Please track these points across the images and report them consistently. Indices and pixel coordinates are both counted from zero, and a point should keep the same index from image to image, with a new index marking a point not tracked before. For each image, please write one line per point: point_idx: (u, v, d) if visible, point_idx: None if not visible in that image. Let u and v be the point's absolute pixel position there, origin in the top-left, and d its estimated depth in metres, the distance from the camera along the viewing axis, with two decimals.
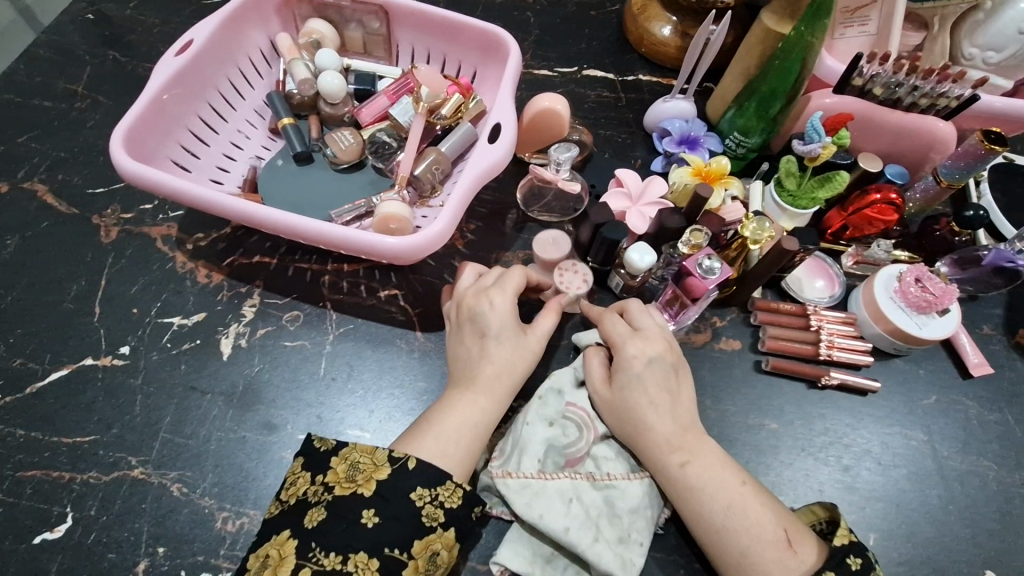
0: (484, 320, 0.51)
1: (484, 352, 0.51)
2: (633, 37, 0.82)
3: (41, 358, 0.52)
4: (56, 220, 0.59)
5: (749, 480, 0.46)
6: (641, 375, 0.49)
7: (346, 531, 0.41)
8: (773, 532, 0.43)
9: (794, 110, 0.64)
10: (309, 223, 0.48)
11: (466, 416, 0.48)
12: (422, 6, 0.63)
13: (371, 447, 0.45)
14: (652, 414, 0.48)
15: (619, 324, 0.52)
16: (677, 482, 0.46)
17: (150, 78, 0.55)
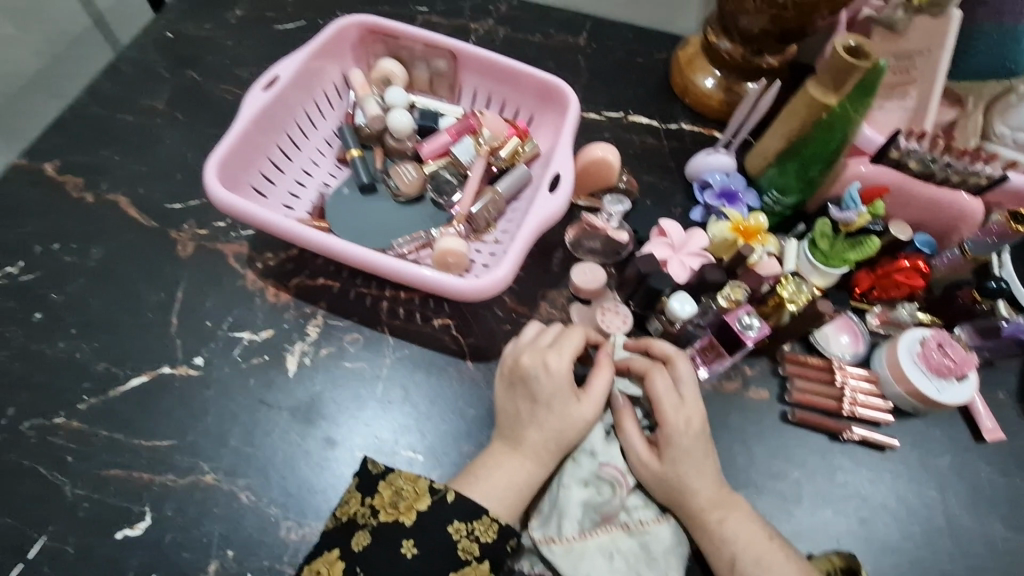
0: (536, 386, 0.54)
1: (533, 418, 0.53)
2: (678, 87, 0.86)
3: (123, 364, 0.56)
4: (138, 232, 0.63)
5: (777, 535, 0.51)
6: (686, 445, 0.52)
7: (388, 558, 0.46)
8: None
9: (832, 174, 0.67)
10: (383, 261, 0.52)
11: (510, 476, 0.51)
12: (489, 54, 0.67)
13: (414, 477, 0.49)
14: (697, 479, 0.52)
15: (668, 392, 0.54)
16: (716, 540, 0.50)
17: (239, 111, 0.59)
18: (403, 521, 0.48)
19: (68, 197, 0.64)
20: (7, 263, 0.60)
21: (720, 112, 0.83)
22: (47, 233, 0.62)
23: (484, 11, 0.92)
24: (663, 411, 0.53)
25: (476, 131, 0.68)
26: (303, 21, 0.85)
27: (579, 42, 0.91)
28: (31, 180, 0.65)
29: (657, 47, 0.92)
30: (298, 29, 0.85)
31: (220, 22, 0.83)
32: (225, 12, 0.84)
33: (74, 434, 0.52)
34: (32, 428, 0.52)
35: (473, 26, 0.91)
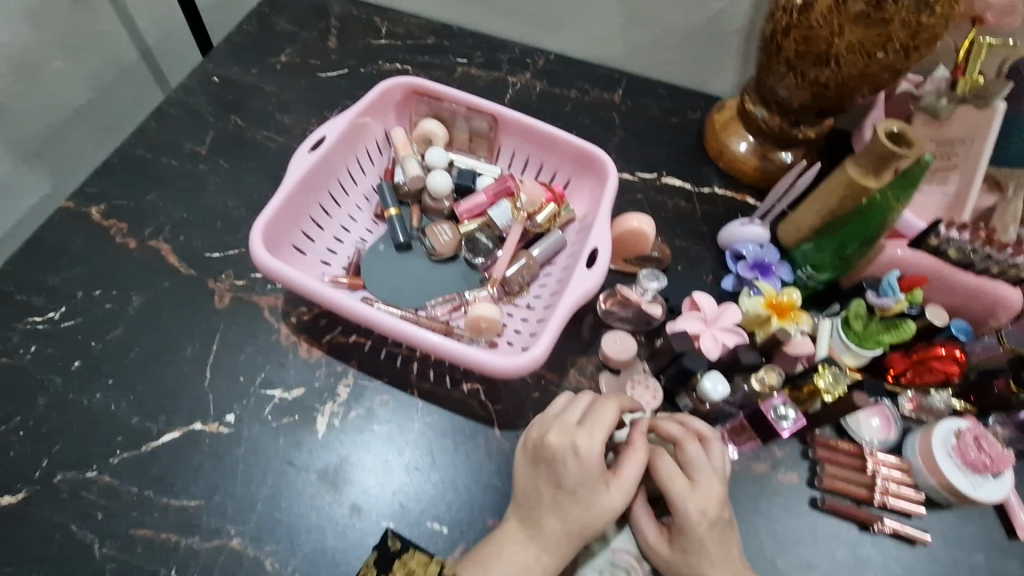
0: (562, 470, 0.51)
1: (553, 502, 0.51)
2: (712, 149, 0.86)
3: (157, 418, 0.56)
4: (177, 280, 0.64)
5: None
6: (705, 538, 0.51)
7: None
8: None
9: (868, 256, 0.67)
10: (421, 334, 0.53)
11: (525, 561, 0.50)
12: (530, 120, 0.68)
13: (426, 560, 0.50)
14: (716, 575, 0.51)
15: (684, 482, 0.52)
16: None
17: (286, 172, 0.60)
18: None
19: (111, 242, 0.66)
20: (49, 308, 0.60)
21: (753, 178, 0.84)
22: (89, 278, 0.63)
23: (522, 64, 0.94)
24: (677, 501, 0.51)
25: (513, 195, 0.68)
26: (345, 70, 0.88)
27: (615, 99, 0.92)
28: (77, 224, 0.66)
29: (691, 107, 0.93)
30: (340, 77, 0.87)
31: (265, 68, 0.85)
32: (270, 58, 0.86)
33: (105, 489, 0.53)
34: (64, 481, 0.52)
35: (510, 79, 0.93)
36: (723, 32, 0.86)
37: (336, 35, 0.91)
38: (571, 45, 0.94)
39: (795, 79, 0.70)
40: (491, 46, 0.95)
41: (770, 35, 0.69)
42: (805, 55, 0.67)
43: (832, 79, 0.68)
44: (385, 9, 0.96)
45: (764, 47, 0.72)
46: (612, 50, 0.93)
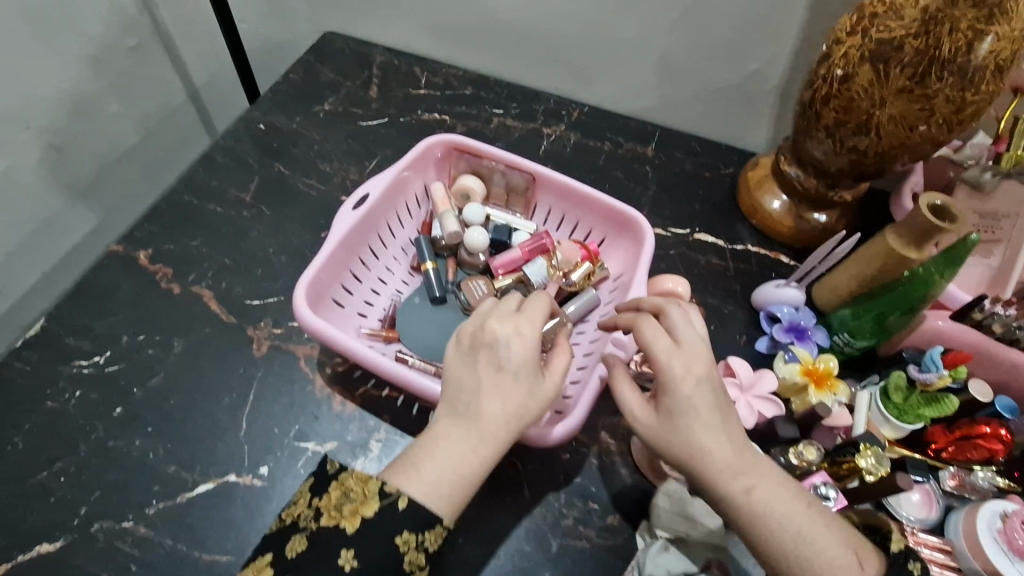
0: (504, 351, 0.49)
1: (493, 388, 0.48)
2: (745, 207, 0.86)
3: (193, 468, 0.57)
4: (217, 327, 0.66)
5: (816, 504, 0.47)
6: (690, 399, 0.47)
7: (323, 564, 0.44)
8: (845, 557, 0.44)
9: (909, 324, 0.66)
10: None
11: (468, 456, 0.47)
12: (569, 180, 0.70)
13: (364, 477, 0.46)
14: (710, 439, 0.47)
15: (671, 344, 0.49)
16: (746, 512, 0.46)
17: (331, 229, 0.62)
18: (344, 527, 0.45)
19: (156, 287, 0.67)
20: (94, 352, 0.62)
21: (787, 236, 0.83)
22: (134, 323, 0.65)
23: (557, 115, 0.96)
24: (665, 365, 0.48)
25: (549, 252, 0.69)
26: (385, 118, 0.90)
27: (648, 152, 0.93)
28: (125, 268, 0.68)
29: (724, 161, 0.93)
30: (380, 126, 0.89)
31: (309, 116, 0.88)
32: (314, 106, 0.89)
33: (139, 540, 0.53)
34: (100, 530, 0.53)
35: (545, 130, 0.94)
36: (758, 90, 0.87)
37: (377, 84, 0.94)
38: (606, 98, 0.96)
39: (833, 145, 0.71)
40: (527, 97, 0.97)
41: (809, 101, 0.70)
42: (845, 123, 0.67)
43: (871, 148, 0.68)
44: (425, 59, 0.99)
45: (802, 112, 0.72)
46: (646, 104, 0.95)
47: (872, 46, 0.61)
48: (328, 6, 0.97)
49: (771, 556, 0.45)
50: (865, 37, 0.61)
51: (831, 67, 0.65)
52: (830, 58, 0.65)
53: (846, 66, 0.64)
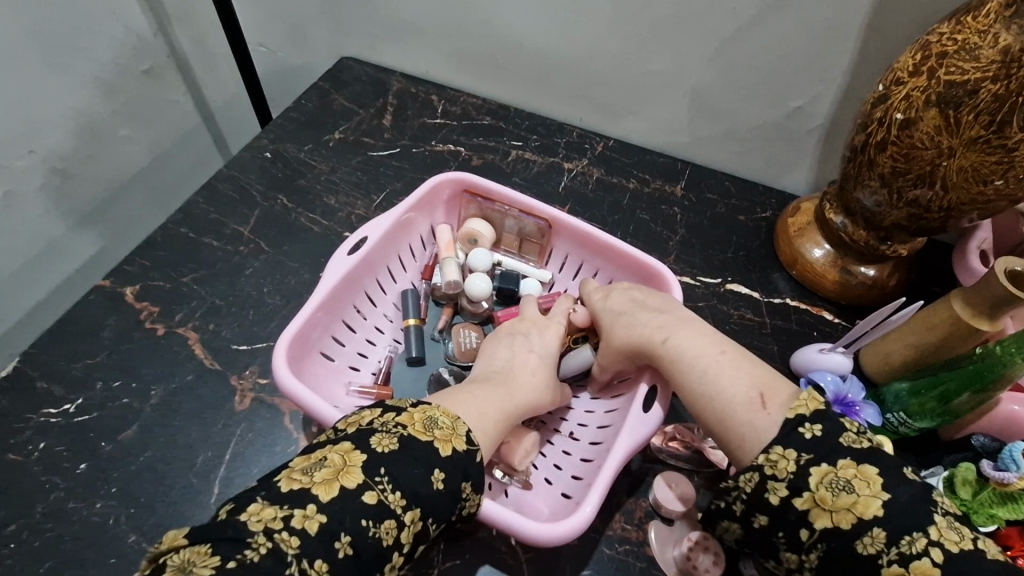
0: (536, 339, 0.60)
1: (529, 364, 0.57)
2: (784, 256, 0.78)
3: (156, 537, 0.51)
4: (200, 373, 0.61)
5: (726, 349, 0.53)
6: (601, 307, 0.61)
7: (417, 481, 0.43)
8: (746, 395, 0.49)
9: (981, 407, 0.57)
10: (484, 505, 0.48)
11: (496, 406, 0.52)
12: (591, 229, 0.65)
13: (453, 415, 0.48)
14: (623, 316, 0.59)
15: (594, 287, 0.64)
16: (662, 355, 0.55)
17: (324, 274, 0.57)
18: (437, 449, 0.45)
19: (140, 327, 0.63)
20: (67, 398, 0.58)
21: (831, 291, 0.75)
22: (112, 366, 0.60)
23: (580, 149, 0.90)
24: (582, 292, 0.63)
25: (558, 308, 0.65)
26: (397, 149, 0.86)
27: (677, 192, 0.86)
28: (110, 305, 0.64)
29: (761, 204, 0.86)
30: (391, 157, 0.85)
31: (318, 145, 0.84)
32: (324, 135, 0.85)
33: None
34: None
35: (567, 164, 0.88)
36: (801, 129, 0.80)
37: (392, 113, 0.90)
38: (633, 132, 0.90)
39: (889, 196, 0.63)
40: (549, 129, 0.92)
41: (860, 145, 0.62)
42: (903, 173, 0.60)
43: (933, 202, 0.60)
44: (443, 87, 0.95)
45: (852, 158, 0.65)
46: (677, 140, 0.88)
47: (940, 88, 0.54)
48: (346, 32, 0.94)
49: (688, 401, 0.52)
50: (932, 78, 0.54)
51: (890, 110, 0.58)
52: (888, 100, 0.58)
53: (907, 110, 0.56)
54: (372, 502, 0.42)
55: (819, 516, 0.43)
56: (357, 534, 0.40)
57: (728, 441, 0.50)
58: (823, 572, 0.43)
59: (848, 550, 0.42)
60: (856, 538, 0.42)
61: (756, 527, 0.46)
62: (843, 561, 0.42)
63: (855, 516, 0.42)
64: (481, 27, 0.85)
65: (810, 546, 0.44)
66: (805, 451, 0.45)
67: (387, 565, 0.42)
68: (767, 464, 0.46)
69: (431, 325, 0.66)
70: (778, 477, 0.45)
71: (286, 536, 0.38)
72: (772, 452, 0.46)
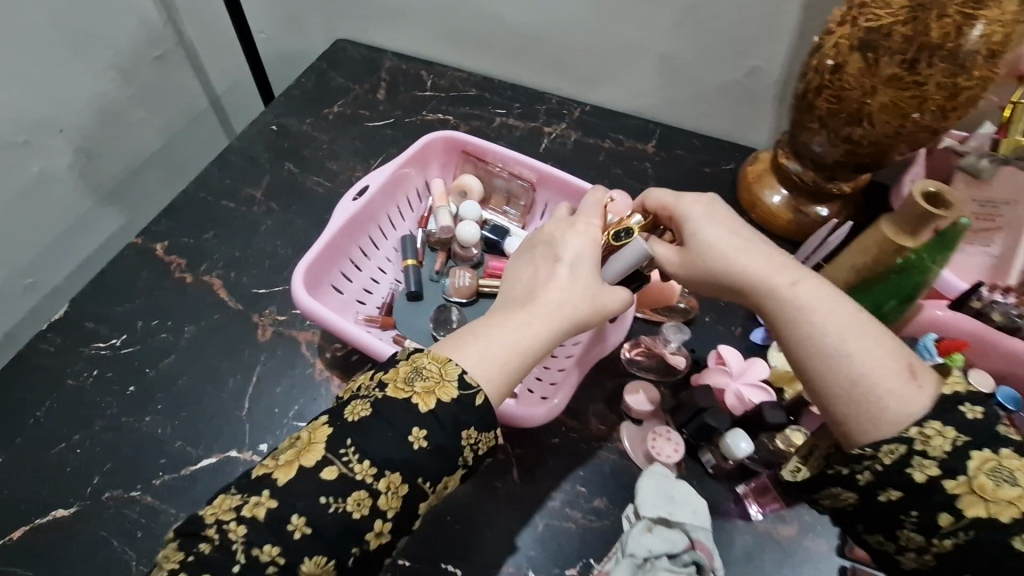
0: (560, 247, 0.56)
1: (553, 277, 0.54)
2: (745, 201, 0.87)
3: (198, 443, 0.60)
4: (225, 313, 0.69)
5: (864, 310, 0.47)
6: (707, 234, 0.53)
7: (389, 449, 0.44)
8: (897, 362, 0.43)
9: (906, 315, 0.65)
10: None
11: (523, 330, 0.51)
12: (566, 176, 0.72)
13: (442, 359, 0.47)
14: (740, 253, 0.51)
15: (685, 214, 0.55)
16: (787, 298, 0.48)
17: (330, 217, 0.65)
18: (417, 405, 0.46)
19: (170, 277, 0.72)
20: (112, 335, 0.66)
21: (787, 231, 0.83)
22: (149, 309, 0.69)
23: (559, 115, 0.98)
24: (680, 212, 0.55)
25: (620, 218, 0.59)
26: (391, 120, 0.94)
27: (648, 149, 0.94)
28: (143, 259, 0.73)
29: (726, 158, 0.94)
30: (386, 126, 0.93)
31: (319, 118, 0.92)
32: (324, 109, 0.93)
33: (146, 509, 0.56)
34: (111, 498, 0.57)
35: (547, 129, 0.97)
36: (759, 87, 0.87)
37: (385, 88, 0.98)
38: (608, 98, 0.98)
39: (828, 136, 0.71)
40: (530, 98, 0.99)
41: (802, 93, 0.70)
42: (837, 114, 0.68)
43: (865, 137, 0.68)
44: (432, 63, 1.03)
45: (797, 106, 0.73)
46: (648, 103, 0.96)
47: (861, 34, 0.61)
48: (340, 15, 1.02)
49: (816, 354, 0.45)
50: (854, 26, 0.62)
51: (823, 58, 0.66)
52: (821, 49, 0.66)
53: (836, 56, 0.64)
54: (331, 478, 0.43)
55: (972, 505, 0.39)
56: (313, 514, 0.42)
57: (859, 408, 0.43)
58: (953, 560, 0.41)
59: (1001, 544, 0.38)
60: (1014, 533, 0.38)
61: (883, 500, 0.43)
62: (988, 551, 0.39)
63: (1019, 512, 0.38)
64: (463, 5, 0.93)
65: (949, 532, 0.40)
66: (916, 404, 0.42)
67: (370, 534, 0.43)
68: (918, 439, 0.41)
69: (428, 267, 0.74)
70: (928, 453, 0.41)
71: (234, 525, 0.42)
72: (927, 427, 0.41)
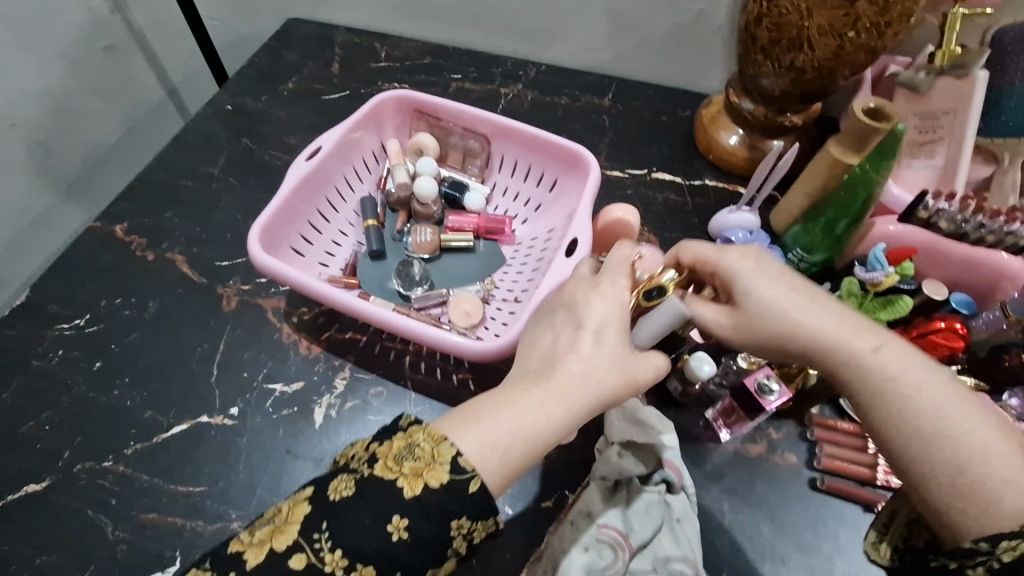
0: (583, 313, 0.49)
1: (574, 348, 0.47)
2: (702, 145, 0.87)
3: (167, 412, 0.60)
4: (189, 287, 0.69)
5: (949, 377, 0.45)
6: (767, 293, 0.49)
7: (365, 534, 0.39)
8: (997, 442, 0.41)
9: (858, 234, 0.67)
10: (423, 330, 0.56)
11: (536, 412, 0.44)
12: (518, 124, 0.72)
13: (437, 438, 0.42)
14: (807, 317, 0.47)
15: (734, 269, 0.50)
16: (868, 368, 0.45)
17: (284, 178, 0.66)
18: (403, 489, 0.40)
19: (132, 256, 0.71)
20: (76, 316, 0.66)
21: (744, 169, 0.84)
22: (111, 288, 0.69)
23: (515, 76, 0.98)
24: (727, 268, 0.50)
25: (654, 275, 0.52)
26: (347, 92, 0.94)
27: (605, 103, 0.95)
28: (103, 241, 0.73)
29: (682, 106, 0.95)
30: (342, 99, 0.93)
31: (273, 95, 0.92)
32: (278, 86, 0.93)
33: (119, 477, 0.57)
34: (83, 470, 0.57)
35: (503, 90, 0.97)
36: (707, 30, 0.88)
37: (339, 62, 0.98)
38: (562, 56, 0.98)
39: (773, 67, 0.72)
40: (485, 62, 1.00)
41: (745, 25, 0.71)
42: (778, 42, 0.69)
43: (808, 63, 0.69)
44: (385, 35, 1.02)
45: (743, 41, 0.74)
46: (602, 58, 0.96)
47: None
48: None
49: (911, 434, 0.43)
50: None
51: None
52: None
53: None
54: (298, 567, 0.38)
55: None
56: None
57: (964, 491, 0.41)
58: None
59: None
60: None
61: None
62: None
63: None
64: None
65: None
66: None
67: None
68: None
69: (390, 228, 0.74)
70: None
71: None
72: None
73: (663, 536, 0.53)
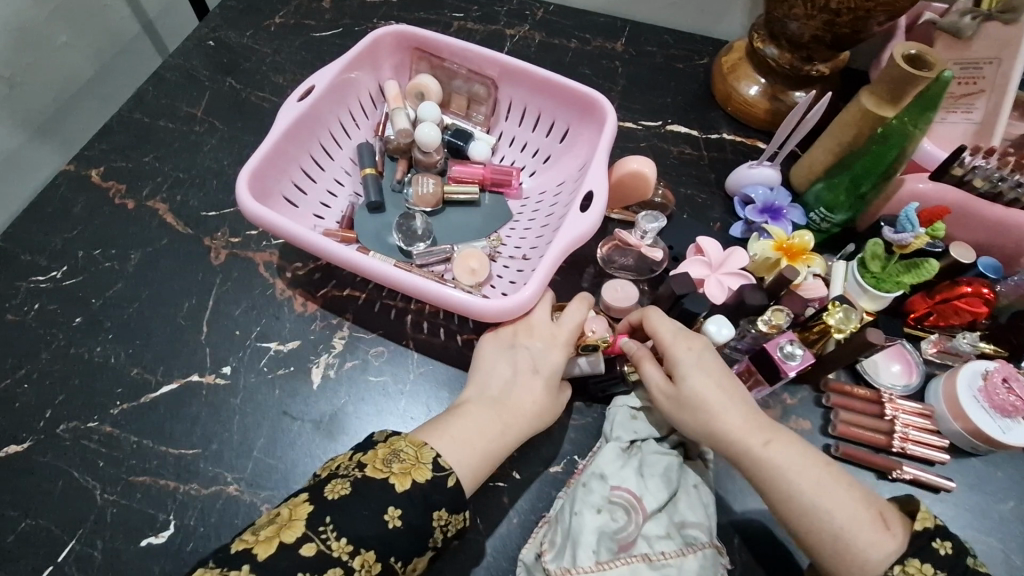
0: (539, 352, 0.53)
1: (527, 381, 0.52)
2: (720, 94, 0.82)
3: (155, 369, 0.57)
4: (173, 238, 0.65)
5: (830, 461, 0.48)
6: (698, 380, 0.50)
7: (365, 521, 0.42)
8: (867, 514, 0.45)
9: (886, 191, 0.63)
10: (430, 288, 0.52)
11: (491, 431, 0.49)
12: (528, 67, 0.67)
13: (418, 442, 0.47)
14: (721, 406, 0.49)
15: (671, 353, 0.52)
16: (765, 460, 0.47)
17: (275, 119, 0.60)
18: (394, 485, 0.44)
19: (110, 203, 0.66)
20: (52, 267, 0.62)
21: (763, 121, 0.79)
22: (89, 237, 0.64)
23: (521, 16, 0.91)
24: (667, 351, 0.52)
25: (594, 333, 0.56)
26: (340, 29, 0.86)
27: (617, 47, 0.89)
28: (78, 185, 0.67)
29: (699, 52, 0.88)
30: (335, 36, 0.85)
31: (259, 30, 0.84)
32: (264, 20, 0.85)
33: (106, 438, 0.54)
34: (67, 430, 0.54)
35: (509, 31, 0.90)
36: None
37: None
38: None
39: (805, 8, 0.66)
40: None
41: None
42: None
43: (843, 4, 0.62)
44: None
45: None
46: None
47: None
48: None
49: (796, 514, 0.45)
50: None
51: None
52: None
53: None
54: (310, 554, 0.41)
55: None
56: None
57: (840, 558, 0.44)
58: None
59: None
60: None
61: None
62: None
63: None
64: None
65: None
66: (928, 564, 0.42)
67: None
68: None
69: (389, 177, 0.69)
70: None
71: None
72: (909, 565, 0.42)
73: (677, 500, 0.51)
